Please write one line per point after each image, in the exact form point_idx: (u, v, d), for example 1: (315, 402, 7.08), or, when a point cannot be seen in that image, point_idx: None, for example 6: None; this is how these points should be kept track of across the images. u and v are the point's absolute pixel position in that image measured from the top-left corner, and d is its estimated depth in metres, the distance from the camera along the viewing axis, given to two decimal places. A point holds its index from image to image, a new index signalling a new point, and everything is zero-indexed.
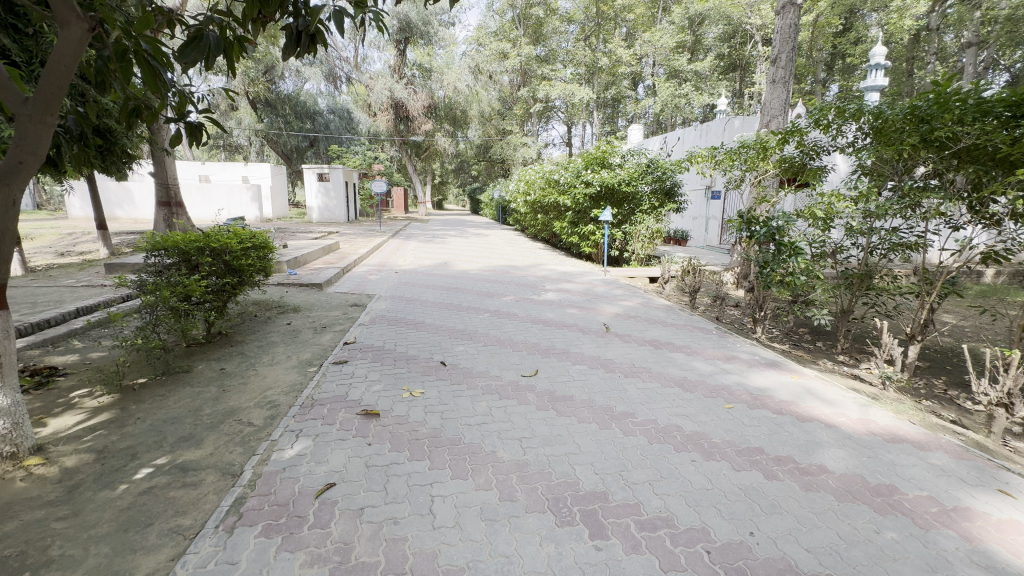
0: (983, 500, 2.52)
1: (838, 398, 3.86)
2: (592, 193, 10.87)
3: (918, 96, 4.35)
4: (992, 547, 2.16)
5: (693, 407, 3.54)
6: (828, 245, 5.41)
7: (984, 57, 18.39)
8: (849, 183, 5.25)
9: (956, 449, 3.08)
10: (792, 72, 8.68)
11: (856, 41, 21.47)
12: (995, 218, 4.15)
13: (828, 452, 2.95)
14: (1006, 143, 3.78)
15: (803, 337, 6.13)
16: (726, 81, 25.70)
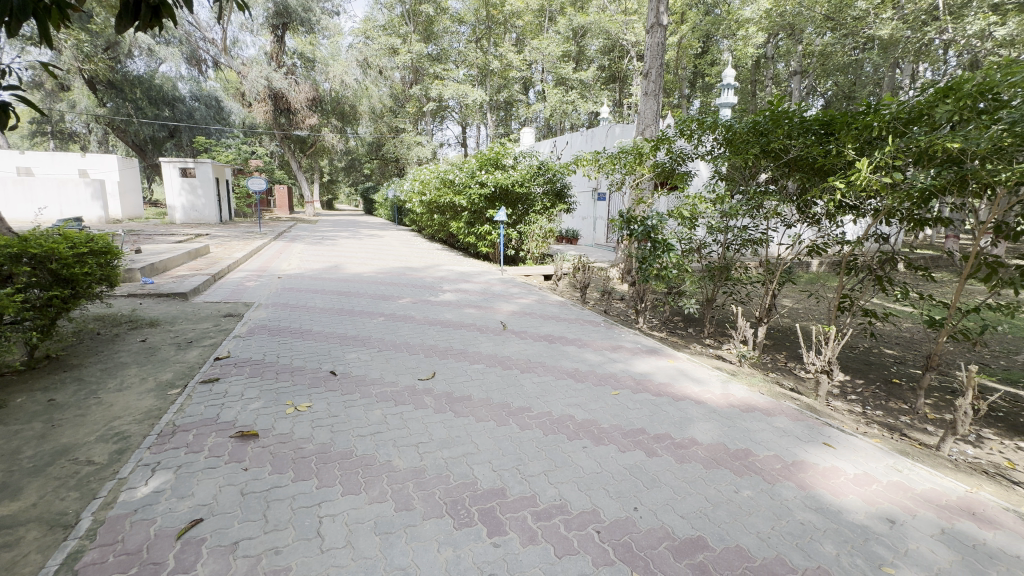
0: (813, 452, 3.02)
1: (706, 377, 4.36)
2: (487, 193, 11.00)
3: (759, 113, 5.05)
4: (820, 492, 2.58)
5: (584, 396, 3.75)
6: (694, 242, 6.10)
7: (806, 84, 22.15)
8: (709, 187, 5.95)
9: (794, 412, 3.65)
10: (661, 86, 9.62)
11: (712, 63, 24.56)
12: (816, 217, 5.01)
13: (698, 426, 3.31)
14: (821, 155, 4.57)
15: (677, 325, 6.84)
16: (608, 91, 27.74)
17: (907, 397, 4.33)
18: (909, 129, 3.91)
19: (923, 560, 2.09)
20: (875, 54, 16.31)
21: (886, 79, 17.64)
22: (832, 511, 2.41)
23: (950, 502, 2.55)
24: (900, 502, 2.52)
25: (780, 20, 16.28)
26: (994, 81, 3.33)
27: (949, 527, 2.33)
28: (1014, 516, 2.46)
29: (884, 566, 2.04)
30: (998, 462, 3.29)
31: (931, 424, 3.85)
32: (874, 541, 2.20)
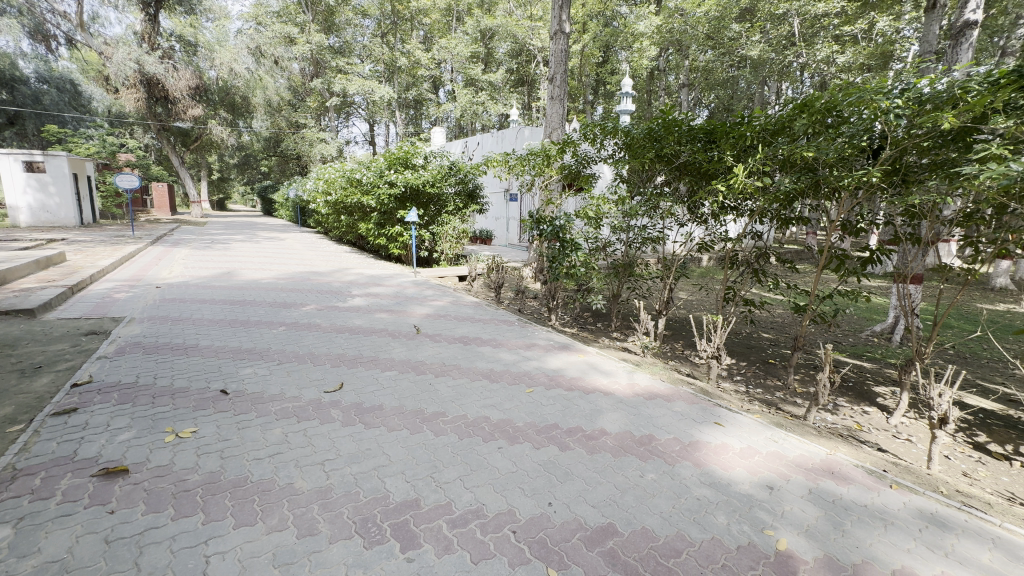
0: (706, 432, 3.30)
1: (613, 369, 4.59)
2: (397, 193, 10.64)
3: (652, 120, 5.44)
4: (713, 467, 2.83)
5: (499, 396, 3.76)
6: (600, 241, 6.42)
7: (693, 96, 24.42)
8: (611, 189, 6.28)
9: (690, 396, 3.97)
10: (566, 91, 9.98)
11: (611, 72, 26.08)
12: (703, 217, 5.54)
13: (607, 417, 3.47)
14: (706, 161, 5.04)
15: (586, 320, 7.16)
16: (517, 95, 28.28)
17: (781, 375, 4.92)
18: (774, 139, 4.45)
19: (795, 519, 2.37)
20: (747, 73, 18.46)
21: (757, 94, 20.01)
22: (723, 485, 2.65)
23: (814, 465, 2.93)
24: (777, 470, 2.84)
25: (669, 36, 17.75)
26: (837, 100, 3.88)
27: (815, 487, 2.67)
28: (862, 471, 2.89)
29: (766, 529, 2.28)
30: (850, 425, 3.86)
31: (799, 397, 4.42)
32: (757, 507, 2.45)
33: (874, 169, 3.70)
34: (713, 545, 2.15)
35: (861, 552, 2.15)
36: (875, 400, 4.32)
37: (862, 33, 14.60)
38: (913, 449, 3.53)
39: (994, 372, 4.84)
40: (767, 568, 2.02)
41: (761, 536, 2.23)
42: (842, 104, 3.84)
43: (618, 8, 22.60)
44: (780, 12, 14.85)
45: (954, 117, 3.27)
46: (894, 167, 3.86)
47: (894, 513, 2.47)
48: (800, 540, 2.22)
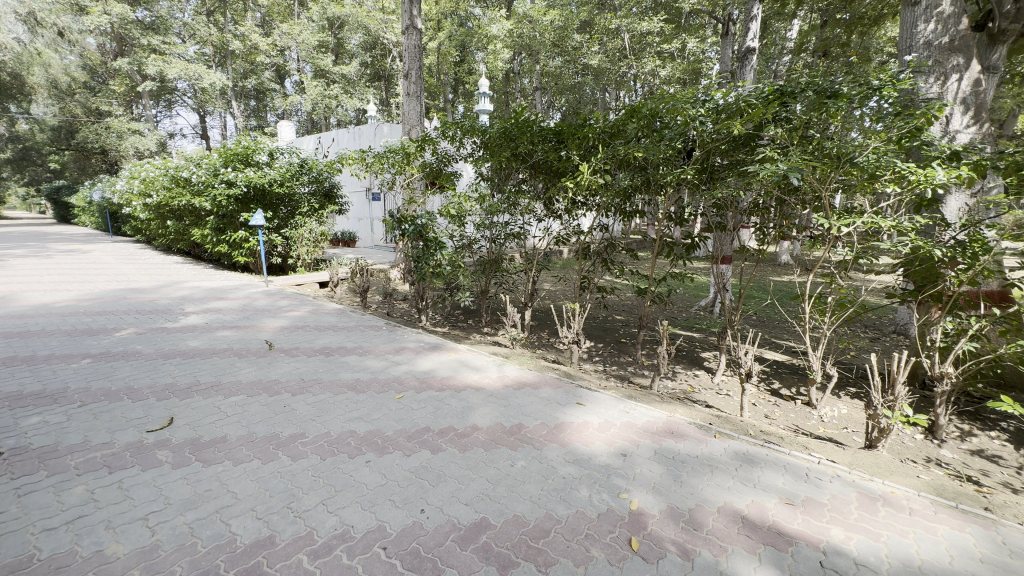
0: (569, 413, 3.53)
1: (484, 363, 4.68)
2: (238, 194, 9.40)
3: (507, 120, 5.63)
4: (575, 445, 3.04)
5: (366, 407, 3.57)
6: (465, 238, 6.49)
7: (546, 99, 25.99)
8: (473, 187, 6.36)
9: (554, 381, 4.22)
10: (423, 88, 9.81)
11: (470, 72, 26.39)
12: (558, 213, 5.92)
13: (478, 412, 3.51)
14: (557, 160, 5.41)
15: (458, 318, 7.20)
16: (374, 89, 27.00)
17: (631, 352, 5.52)
18: (611, 140, 4.96)
19: (643, 479, 2.66)
20: (591, 80, 20.23)
21: (600, 100, 22.04)
22: (585, 460, 2.86)
23: (657, 428, 3.33)
24: (628, 438, 3.16)
25: (520, 40, 18.60)
26: (659, 108, 4.47)
27: (659, 448, 3.03)
28: (694, 427, 3.37)
29: (621, 493, 2.52)
30: (685, 388, 4.50)
31: (646, 369, 5.01)
32: (614, 475, 2.70)
33: (688, 168, 4.35)
34: (577, 518, 2.30)
35: (695, 497, 2.50)
36: (703, 364, 5.09)
37: (678, 52, 16.96)
38: (730, 401, 4.25)
39: (782, 331, 6.06)
40: (623, 528, 2.23)
41: (617, 500, 2.46)
42: (663, 112, 4.43)
43: (471, 10, 22.92)
44: (613, 27, 16.53)
45: (740, 125, 3.99)
46: (703, 166, 4.58)
47: (717, 458, 2.93)
48: (648, 497, 2.49)
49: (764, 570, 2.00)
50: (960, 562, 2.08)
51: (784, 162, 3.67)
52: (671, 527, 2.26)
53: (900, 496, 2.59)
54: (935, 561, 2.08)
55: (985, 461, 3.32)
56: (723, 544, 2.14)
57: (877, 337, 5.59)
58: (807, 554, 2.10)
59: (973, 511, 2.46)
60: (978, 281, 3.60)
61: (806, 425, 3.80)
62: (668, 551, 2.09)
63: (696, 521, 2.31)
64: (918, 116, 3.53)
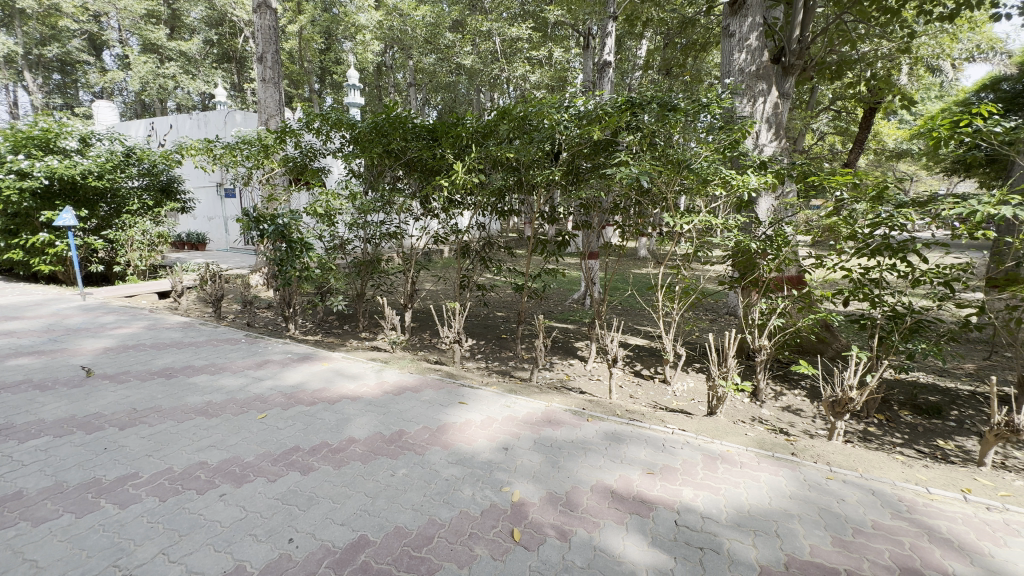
0: (452, 414, 3.51)
1: (361, 371, 4.43)
2: (36, 188, 7.58)
3: (377, 114, 5.39)
4: (458, 445, 3.03)
5: (220, 433, 3.13)
6: (336, 239, 6.06)
7: (420, 96, 25.50)
8: (343, 184, 5.96)
9: (436, 382, 4.16)
10: (281, 74, 8.91)
11: (337, 62, 24.77)
12: (435, 211, 5.85)
13: (354, 423, 3.30)
14: (431, 158, 5.33)
15: (332, 325, 6.73)
16: (222, 72, 23.88)
17: (511, 347, 5.70)
18: (484, 140, 5.04)
19: (524, 469, 2.75)
20: (465, 80, 20.36)
21: (475, 100, 22.29)
22: (468, 459, 2.86)
23: (536, 418, 3.47)
24: (510, 431, 3.24)
25: (390, 32, 17.90)
26: (528, 112, 4.66)
27: (538, 437, 3.16)
28: (569, 414, 3.58)
29: (503, 487, 2.57)
30: (562, 377, 4.80)
31: (525, 362, 5.22)
32: (496, 469, 2.74)
33: (556, 169, 4.62)
34: (461, 519, 2.29)
35: (571, 479, 2.66)
36: (577, 353, 5.45)
37: (545, 59, 17.84)
38: (601, 386, 4.63)
39: (642, 318, 6.78)
40: (506, 521, 2.28)
41: (499, 495, 2.50)
42: (531, 115, 4.63)
43: None
44: (484, 29, 16.79)
45: (598, 131, 4.36)
46: (569, 168, 4.90)
47: (590, 440, 3.16)
48: (529, 487, 2.58)
49: (630, 537, 2.19)
50: (777, 501, 2.53)
51: (636, 166, 4.10)
52: (550, 512, 2.37)
53: (733, 453, 3.05)
54: (760, 504, 2.49)
55: (792, 415, 4.10)
56: (595, 520, 2.31)
57: (714, 319, 6.54)
58: (665, 516, 2.35)
59: (785, 458, 3.01)
60: (782, 268, 4.41)
61: (662, 400, 4.30)
62: (548, 536, 2.19)
63: (572, 503, 2.45)
64: (736, 130, 4.19)
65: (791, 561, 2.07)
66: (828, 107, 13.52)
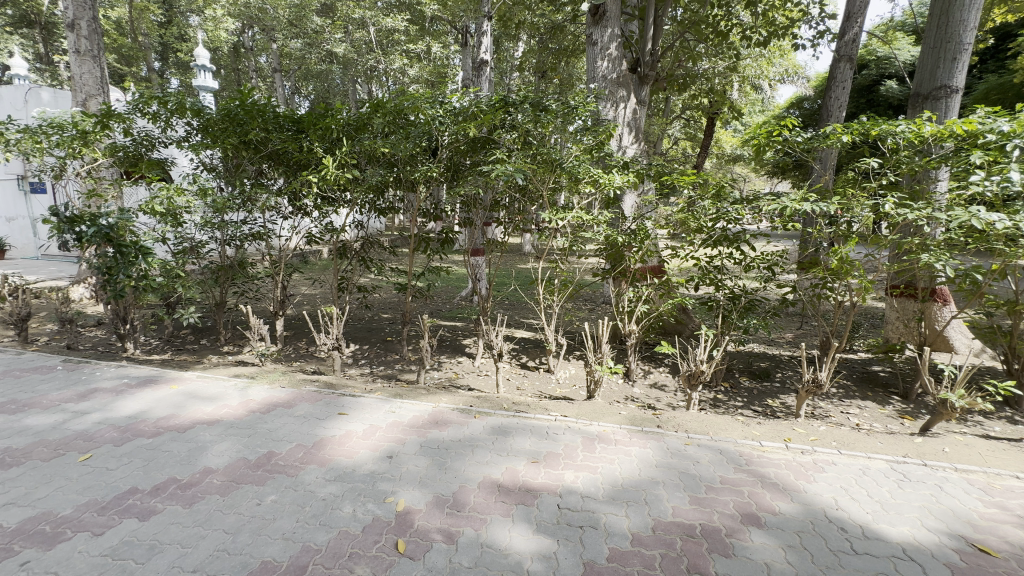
0: (330, 427, 3.25)
1: (220, 390, 3.90)
2: None
3: (229, 100, 4.78)
4: (337, 460, 2.82)
5: (24, 485, 2.52)
6: (185, 241, 5.27)
7: (287, 83, 23.33)
8: (191, 178, 5.16)
9: (312, 395, 3.83)
10: (101, 46, 7.43)
11: (182, 38, 21.56)
12: (306, 208, 5.38)
13: (212, 451, 2.90)
14: (297, 150, 4.87)
15: (185, 341, 5.86)
16: (20, 38, 19.32)
17: (398, 349, 5.50)
18: (357, 134, 4.76)
19: (410, 476, 2.66)
20: (338, 69, 19.11)
21: (351, 91, 21.05)
22: (348, 473, 2.68)
23: (423, 421, 3.38)
24: (394, 438, 3.11)
25: (247, 10, 16.05)
26: (403, 105, 4.50)
27: (424, 440, 3.08)
28: (456, 412, 3.55)
29: (387, 498, 2.45)
30: (450, 376, 4.77)
31: (412, 364, 5.08)
32: (379, 480, 2.61)
33: (434, 166, 4.54)
34: (339, 539, 2.14)
35: (458, 479, 2.64)
36: (465, 350, 5.44)
37: (424, 53, 17.46)
38: (488, 381, 4.69)
39: (527, 312, 7.01)
40: (389, 534, 2.18)
41: (383, 506, 2.38)
42: (407, 109, 4.48)
43: None
44: (357, 17, 15.89)
45: (474, 128, 4.37)
46: (449, 165, 4.85)
47: (477, 437, 3.16)
48: (414, 493, 2.50)
49: (516, 528, 2.24)
50: (645, 471, 2.78)
51: (511, 164, 4.21)
52: (437, 516, 2.32)
53: (609, 432, 3.28)
54: (632, 476, 2.72)
55: (658, 391, 4.57)
56: (482, 517, 2.31)
57: (592, 308, 7.02)
58: (548, 501, 2.45)
59: (652, 430, 3.32)
60: (645, 259, 4.87)
61: (547, 389, 4.49)
62: (434, 541, 2.13)
63: (459, 503, 2.42)
64: (602, 131, 4.50)
65: (657, 525, 2.29)
66: (680, 115, 15.29)
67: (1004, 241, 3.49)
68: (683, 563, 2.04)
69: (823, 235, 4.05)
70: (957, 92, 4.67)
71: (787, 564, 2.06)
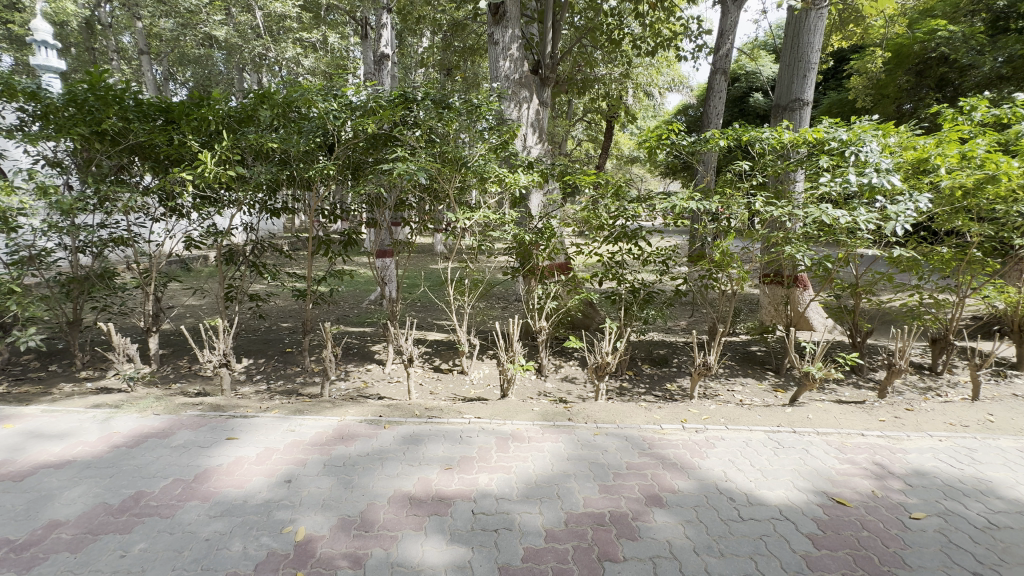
0: (216, 455, 2.90)
1: (74, 425, 3.30)
2: None
3: (75, 82, 4.04)
4: (224, 492, 2.51)
5: None
6: (21, 250, 4.39)
7: (158, 67, 20.58)
8: (25, 173, 4.29)
9: (194, 420, 3.39)
10: None
11: (13, 6, 18.05)
12: (181, 209, 4.75)
13: (61, 499, 2.44)
14: (167, 143, 4.27)
15: (27, 368, 4.90)
16: None
17: (298, 360, 5.10)
18: (241, 127, 4.28)
19: (311, 500, 2.45)
20: (219, 55, 17.27)
21: (236, 80, 19.15)
22: (238, 506, 2.39)
23: (326, 437, 3.14)
24: (293, 459, 2.85)
25: None
26: (294, 97, 4.13)
27: (328, 458, 2.86)
28: (364, 425, 3.35)
29: (284, 528, 2.23)
30: (358, 386, 4.52)
31: (316, 376, 4.74)
32: (276, 509, 2.37)
33: (331, 163, 4.23)
34: None
35: (366, 496, 2.48)
36: (374, 357, 5.19)
37: (320, 43, 16.39)
38: (400, 388, 4.51)
39: (439, 313, 6.88)
40: (287, 568, 1.98)
41: (280, 538, 2.16)
42: (298, 101, 4.13)
43: None
44: None
45: (374, 124, 4.14)
46: (349, 162, 4.57)
47: (387, 448, 3.01)
48: (317, 519, 2.30)
49: (429, 541, 2.15)
50: (557, 465, 2.84)
51: (414, 162, 4.06)
52: (342, 540, 2.15)
53: (522, 430, 3.31)
54: (544, 471, 2.76)
55: (569, 383, 4.72)
56: (393, 534, 2.19)
57: (504, 306, 7.08)
58: (462, 508, 2.39)
59: (563, 424, 3.41)
60: (552, 256, 5.00)
61: (461, 391, 4.44)
62: (340, 569, 1.98)
63: (367, 523, 2.28)
64: (506, 131, 4.53)
65: (569, 517, 2.34)
66: (582, 118, 15.99)
67: (847, 233, 4.08)
68: (594, 552, 2.10)
69: (708, 231, 4.45)
70: (807, 105, 5.39)
71: (686, 539, 2.21)
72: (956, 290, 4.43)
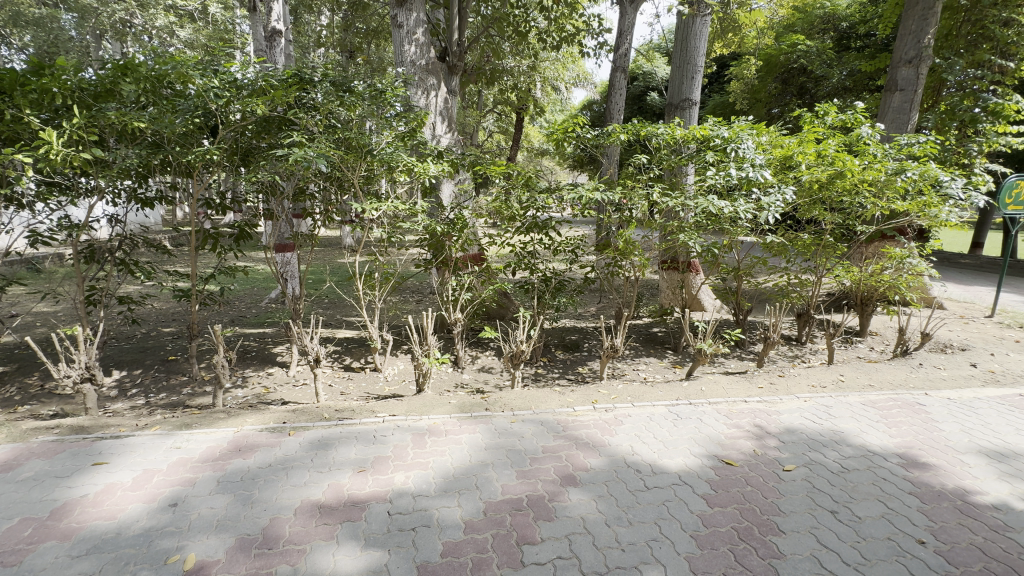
0: (79, 485, 2.49)
1: None
2: None
3: None
4: (90, 527, 2.17)
5: None
6: None
7: None
8: None
9: (48, 447, 2.88)
10: None
11: None
12: (20, 198, 3.96)
13: None
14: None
15: None
16: None
17: (184, 369, 4.55)
18: (98, 103, 3.63)
19: (203, 522, 2.20)
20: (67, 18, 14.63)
21: (93, 50, 16.42)
22: (109, 540, 2.08)
23: (220, 451, 2.84)
24: (179, 480, 2.54)
25: None
26: (164, 71, 3.61)
27: (222, 475, 2.59)
28: (265, 434, 3.08)
29: (170, 558, 1.98)
30: (258, 393, 4.15)
31: (207, 385, 4.27)
32: (158, 538, 2.10)
33: (214, 148, 3.77)
34: None
35: (268, 511, 2.28)
36: (276, 360, 4.79)
37: (199, 14, 14.61)
38: (306, 391, 4.22)
39: (348, 309, 6.53)
40: None
41: (164, 570, 1.92)
42: (170, 76, 3.62)
43: None
44: None
45: (264, 106, 3.77)
46: (236, 147, 4.12)
47: (292, 457, 2.79)
48: (209, 543, 2.08)
49: (341, 549, 2.04)
50: (475, 456, 2.83)
51: (313, 148, 3.76)
52: (241, 562, 1.97)
53: (439, 424, 3.26)
54: (462, 463, 2.74)
55: (486, 374, 4.74)
56: (300, 547, 2.05)
57: (418, 300, 6.90)
58: (376, 510, 2.30)
59: (480, 415, 3.42)
60: (465, 247, 4.96)
61: (374, 390, 4.26)
62: None
63: (270, 539, 2.10)
64: (414, 118, 4.37)
65: (487, 506, 2.35)
66: (492, 109, 16.01)
67: (730, 222, 4.52)
68: (513, 538, 2.13)
69: (612, 221, 4.68)
70: (696, 105, 5.87)
71: (599, 513, 2.33)
72: (815, 271, 5.13)
